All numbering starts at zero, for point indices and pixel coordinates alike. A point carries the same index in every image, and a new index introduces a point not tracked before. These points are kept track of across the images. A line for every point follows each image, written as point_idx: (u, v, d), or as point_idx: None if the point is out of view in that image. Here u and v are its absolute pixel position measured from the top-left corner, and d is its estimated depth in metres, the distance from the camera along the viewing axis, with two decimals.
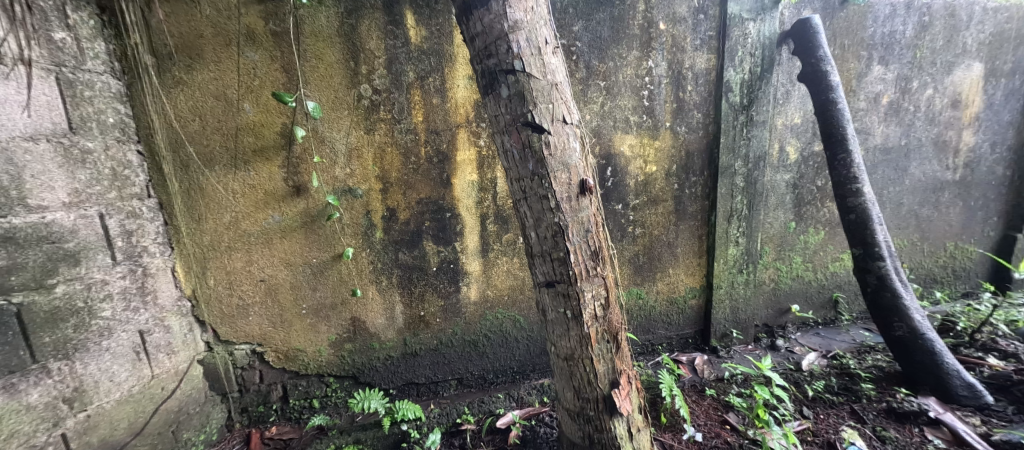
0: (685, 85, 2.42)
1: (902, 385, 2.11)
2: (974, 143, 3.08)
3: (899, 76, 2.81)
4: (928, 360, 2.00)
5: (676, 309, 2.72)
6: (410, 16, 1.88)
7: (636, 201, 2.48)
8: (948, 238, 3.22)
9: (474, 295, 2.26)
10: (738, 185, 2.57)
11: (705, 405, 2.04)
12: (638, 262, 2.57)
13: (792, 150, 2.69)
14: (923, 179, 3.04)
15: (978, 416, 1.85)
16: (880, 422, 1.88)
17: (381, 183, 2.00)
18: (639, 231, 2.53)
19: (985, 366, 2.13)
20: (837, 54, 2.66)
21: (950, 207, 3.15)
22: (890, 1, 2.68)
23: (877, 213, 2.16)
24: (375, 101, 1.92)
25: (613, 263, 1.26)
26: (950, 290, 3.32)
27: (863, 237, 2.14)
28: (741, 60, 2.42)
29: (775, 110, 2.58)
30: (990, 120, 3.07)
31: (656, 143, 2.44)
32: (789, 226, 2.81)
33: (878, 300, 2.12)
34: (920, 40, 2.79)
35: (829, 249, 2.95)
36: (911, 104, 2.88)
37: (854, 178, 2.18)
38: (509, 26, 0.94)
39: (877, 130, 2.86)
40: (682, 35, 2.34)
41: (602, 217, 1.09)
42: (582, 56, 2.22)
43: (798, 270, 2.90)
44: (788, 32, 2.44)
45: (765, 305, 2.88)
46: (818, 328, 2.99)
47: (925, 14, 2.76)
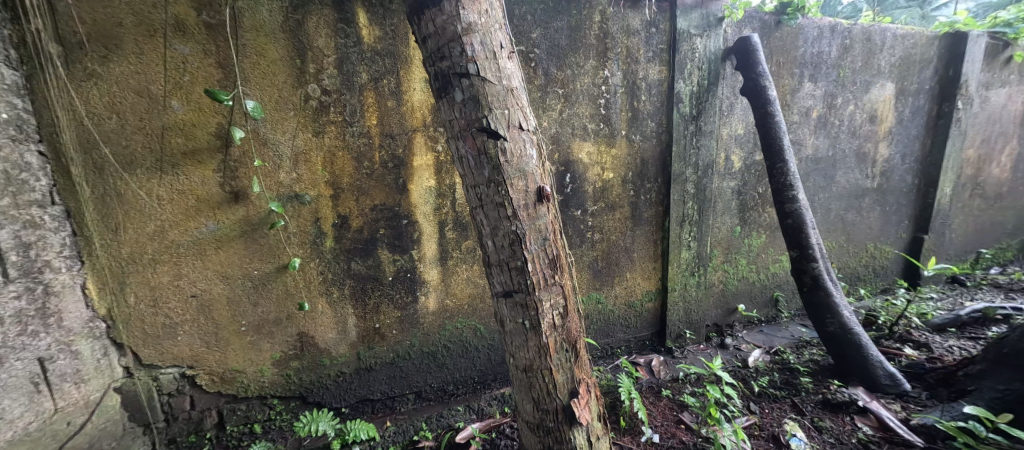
0: (640, 95, 2.50)
1: (835, 377, 2.27)
2: (889, 154, 3.44)
3: (826, 92, 3.08)
4: (855, 353, 2.18)
5: (634, 312, 2.79)
6: (362, 15, 1.81)
7: (594, 207, 2.52)
8: (870, 240, 3.56)
9: (433, 304, 2.18)
10: (689, 192, 2.70)
11: (661, 406, 2.09)
12: (597, 267, 2.62)
13: (736, 159, 2.86)
14: (848, 187, 3.34)
15: (898, 403, 2.02)
16: (817, 413, 2.01)
17: (332, 189, 1.89)
18: (598, 237, 2.57)
19: (903, 356, 2.36)
20: (774, 70, 2.87)
21: (870, 212, 3.49)
22: (817, 24, 2.93)
23: (810, 217, 2.34)
24: (324, 102, 1.81)
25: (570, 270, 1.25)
26: (871, 287, 3.66)
27: (798, 241, 2.31)
28: (689, 72, 2.55)
29: (721, 121, 2.73)
30: (901, 134, 3.44)
31: (613, 151, 2.50)
32: (734, 230, 2.98)
33: (813, 299, 2.29)
34: (843, 61, 3.08)
35: (770, 252, 3.16)
36: (837, 118, 3.16)
37: (790, 185, 2.35)
38: (462, 28, 0.91)
39: (809, 142, 3.11)
40: (636, 47, 2.43)
41: (560, 225, 1.08)
42: (540, 63, 2.23)
43: (744, 271, 3.09)
44: (731, 48, 2.60)
45: (715, 306, 3.03)
46: (762, 325, 3.19)
47: (846, 37, 3.05)
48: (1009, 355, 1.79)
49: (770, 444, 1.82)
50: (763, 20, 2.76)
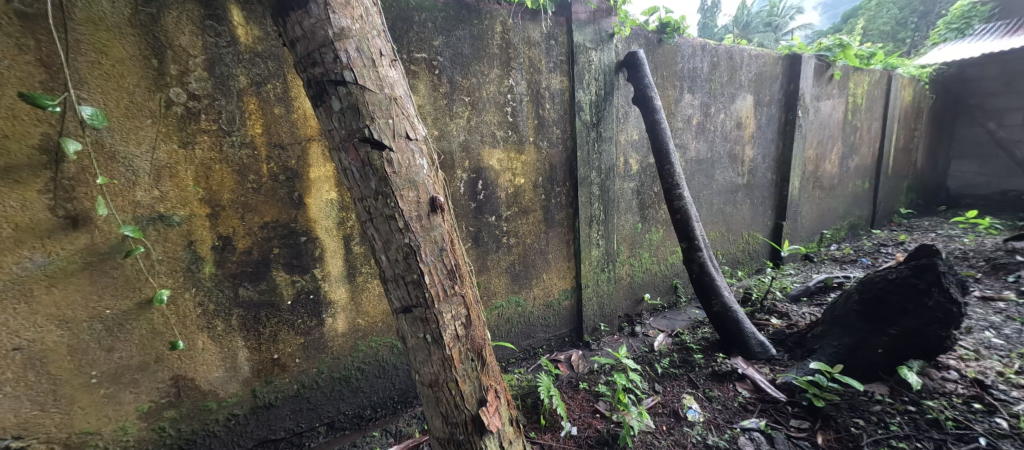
0: (544, 103, 2.62)
1: (720, 351, 2.60)
2: (753, 155, 4.06)
3: (702, 102, 3.53)
4: (735, 328, 2.51)
5: (553, 311, 2.89)
6: (236, 12, 1.63)
7: (508, 213, 2.57)
8: (744, 228, 4.16)
9: (342, 325, 2.03)
10: (595, 194, 2.89)
11: (579, 399, 2.20)
12: (514, 271, 2.66)
13: (633, 162, 3.13)
14: (725, 184, 3.87)
15: (767, 366, 2.37)
16: (708, 385, 2.27)
17: (208, 207, 1.65)
18: (513, 241, 2.62)
19: (770, 325, 2.79)
20: (660, 83, 3.21)
21: (743, 204, 4.08)
22: (691, 44, 3.36)
23: (694, 212, 2.66)
24: (193, 108, 1.59)
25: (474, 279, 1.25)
26: (748, 268, 4.27)
27: (686, 233, 2.61)
28: (588, 83, 2.74)
29: (619, 128, 2.98)
30: (760, 138, 4.09)
31: (522, 157, 2.58)
32: (636, 227, 3.26)
33: (701, 283, 2.60)
34: (713, 76, 3.57)
35: (667, 244, 3.52)
36: (712, 125, 3.65)
37: (676, 184, 2.65)
38: (334, 33, 0.87)
39: (692, 145, 3.54)
40: (538, 58, 2.54)
41: (457, 234, 1.07)
42: (444, 70, 2.21)
43: (647, 264, 3.39)
44: (622, 62, 2.85)
45: (625, 298, 3.28)
46: (665, 311, 3.53)
47: (714, 55, 3.54)
48: (839, 316, 2.19)
49: (672, 419, 2.01)
50: (647, 38, 3.08)
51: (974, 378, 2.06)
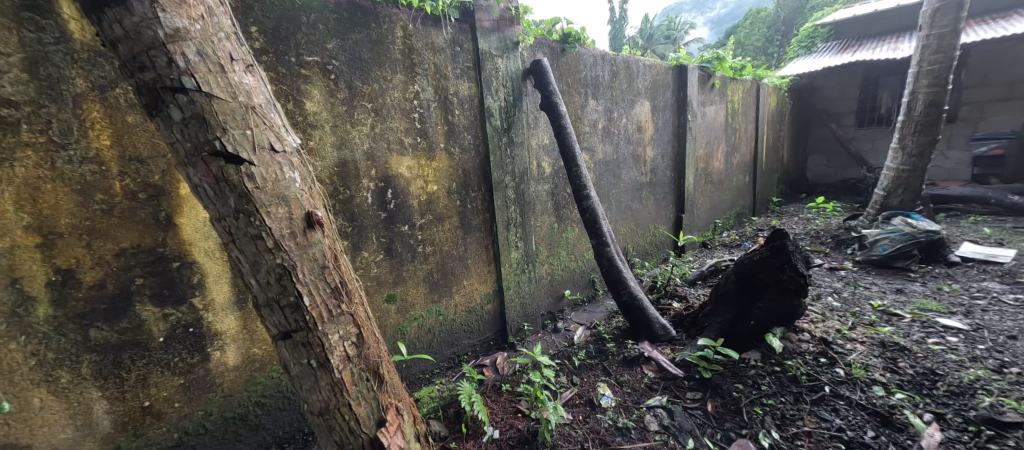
0: (453, 110, 2.59)
1: (629, 337, 2.81)
2: (653, 156, 4.47)
3: (606, 108, 3.80)
4: (641, 315, 2.74)
5: (475, 317, 2.89)
6: (65, 2, 1.36)
7: (422, 221, 2.50)
8: (650, 222, 4.56)
9: (233, 357, 1.81)
10: (510, 197, 2.94)
11: (502, 401, 2.23)
12: (432, 279, 2.61)
13: (546, 165, 3.26)
14: (631, 182, 4.20)
15: (668, 347, 2.62)
16: (619, 371, 2.45)
17: (38, 235, 1.37)
18: (429, 249, 2.56)
19: (671, 309, 3.09)
20: (566, 90, 3.38)
21: (648, 201, 4.47)
22: (592, 53, 3.60)
23: (600, 210, 2.86)
24: (8, 117, 1.29)
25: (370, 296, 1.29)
26: (655, 258, 4.69)
27: (595, 231, 2.80)
28: (496, 89, 2.78)
29: (529, 133, 3.09)
30: (658, 140, 4.52)
31: (433, 164, 2.52)
32: (553, 227, 3.40)
33: (610, 276, 2.80)
34: (614, 84, 3.86)
35: (583, 242, 3.72)
36: (615, 129, 3.94)
37: (583, 186, 2.83)
38: (167, 34, 0.83)
39: (599, 148, 3.78)
40: (443, 64, 2.51)
41: (340, 250, 1.11)
42: (341, 75, 2.07)
43: (565, 261, 3.55)
44: (528, 69, 2.96)
45: (546, 296, 3.39)
46: (584, 305, 3.73)
47: (613, 65, 3.83)
48: (720, 295, 2.51)
49: (588, 408, 2.13)
50: (551, 47, 3.23)
51: (820, 337, 2.51)
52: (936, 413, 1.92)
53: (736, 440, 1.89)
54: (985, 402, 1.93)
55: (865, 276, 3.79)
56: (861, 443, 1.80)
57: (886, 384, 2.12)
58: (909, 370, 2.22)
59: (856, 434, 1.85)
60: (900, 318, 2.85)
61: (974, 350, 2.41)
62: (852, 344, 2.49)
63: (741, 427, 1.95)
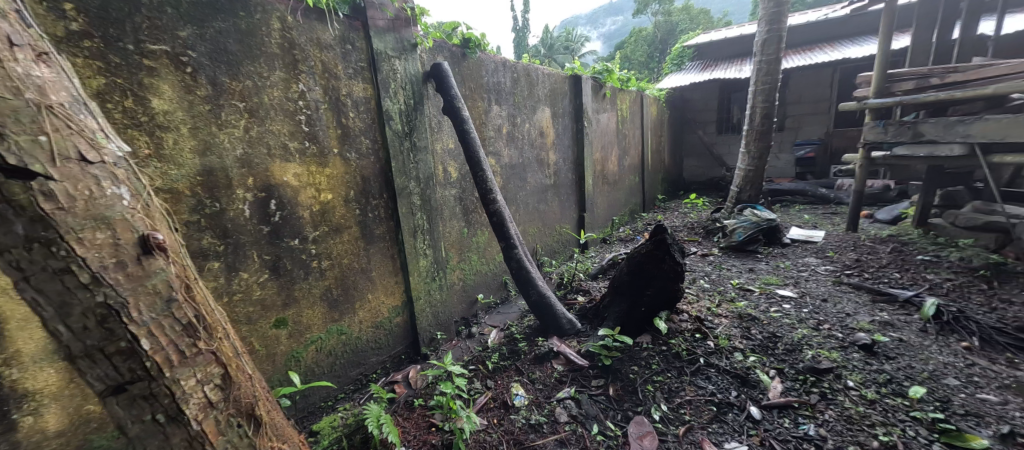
0: (347, 112, 2.38)
1: (540, 335, 2.92)
2: (555, 159, 4.72)
3: (509, 113, 3.90)
4: (550, 312, 2.86)
5: (384, 332, 2.71)
6: None
7: (315, 233, 2.24)
8: (556, 222, 4.80)
9: (56, 421, 1.43)
10: (416, 204, 2.80)
11: (414, 417, 2.13)
12: (331, 297, 2.37)
13: (452, 170, 3.22)
14: (536, 185, 4.38)
15: (575, 339, 2.79)
16: (531, 368, 2.53)
17: None
18: (326, 264, 2.32)
19: (576, 303, 3.30)
20: (468, 94, 3.38)
21: (553, 202, 4.71)
22: (493, 60, 3.66)
23: (508, 213, 2.92)
24: None
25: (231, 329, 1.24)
26: (563, 256, 4.96)
27: (503, 234, 2.85)
28: (394, 91, 2.63)
29: (433, 137, 3.01)
30: (559, 144, 4.79)
31: (326, 171, 2.28)
32: (462, 232, 3.37)
33: (519, 277, 2.88)
34: (515, 90, 3.99)
35: (493, 245, 3.75)
36: (519, 134, 4.07)
37: (489, 190, 2.87)
38: None
39: (504, 153, 3.86)
40: (333, 62, 2.29)
41: (188, 279, 1.04)
42: (201, 69, 1.76)
43: (476, 265, 3.55)
44: (429, 72, 2.89)
45: (459, 302, 3.35)
46: (498, 307, 3.77)
47: (514, 72, 3.95)
48: (616, 286, 2.76)
49: (502, 410, 2.16)
50: (451, 51, 3.21)
51: (695, 315, 2.90)
52: (778, 369, 2.37)
53: (633, 417, 2.08)
54: (809, 355, 2.45)
55: (727, 260, 4.51)
56: (728, 403, 2.14)
57: (744, 349, 2.55)
58: (759, 335, 2.69)
59: (724, 396, 2.19)
60: (752, 293, 3.45)
61: (801, 313, 3.03)
62: (719, 318, 2.93)
63: (637, 405, 2.16)
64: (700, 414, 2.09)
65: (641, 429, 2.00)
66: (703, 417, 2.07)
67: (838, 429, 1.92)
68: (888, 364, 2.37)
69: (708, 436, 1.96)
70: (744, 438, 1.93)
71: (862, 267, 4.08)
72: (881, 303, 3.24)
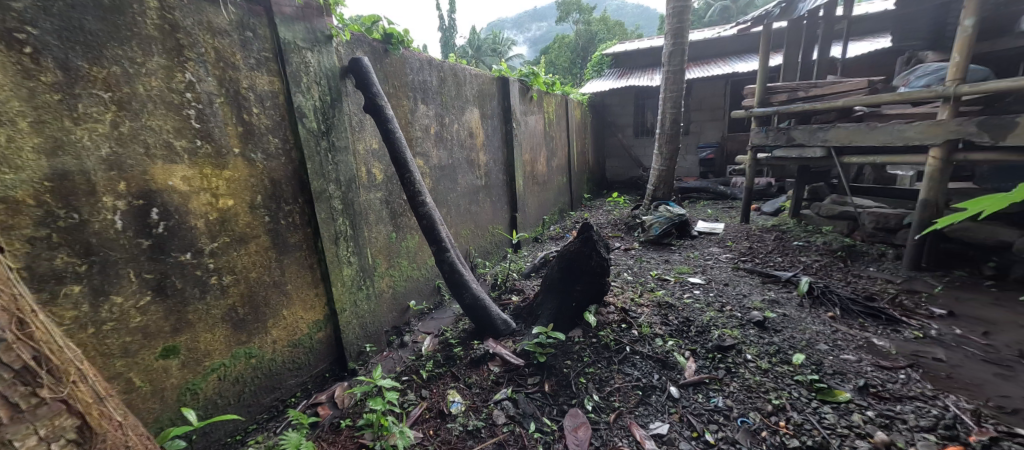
0: (250, 107, 2.11)
1: (475, 338, 2.89)
2: (486, 160, 4.71)
3: (436, 113, 3.79)
4: (485, 314, 2.84)
5: (303, 350, 2.46)
6: None
7: (213, 245, 1.95)
8: (488, 223, 4.79)
9: None
10: (337, 208, 2.56)
11: (341, 440, 1.97)
12: (237, 317, 2.08)
13: (376, 172, 3.04)
14: (467, 186, 4.33)
15: (511, 339, 2.80)
16: (467, 373, 2.49)
17: None
18: (229, 280, 2.02)
19: (511, 303, 3.33)
20: (392, 92, 3.22)
21: (485, 203, 4.69)
22: (417, 57, 3.54)
23: (438, 215, 2.84)
24: None
25: (87, 372, 1.09)
26: (497, 256, 4.97)
27: (433, 237, 2.76)
28: (307, 86, 2.40)
29: (354, 137, 2.81)
30: (489, 145, 4.79)
31: (225, 174, 1.99)
32: (390, 237, 3.20)
33: (452, 281, 2.82)
34: (442, 90, 3.90)
35: (424, 249, 3.63)
36: (448, 135, 3.98)
37: (418, 192, 2.76)
38: None
39: (433, 154, 3.75)
40: (230, 50, 2.01)
41: (23, 312, 0.90)
42: (46, 50, 1.43)
43: (407, 271, 3.40)
44: (346, 67, 2.68)
45: (389, 310, 3.17)
46: (431, 313, 3.64)
47: (440, 71, 3.86)
48: (548, 284, 2.83)
49: (438, 420, 2.09)
50: (371, 46, 3.02)
51: (621, 306, 3.09)
52: (692, 350, 2.62)
53: (568, 411, 2.14)
54: (717, 335, 2.73)
55: (647, 253, 4.88)
56: (651, 386, 2.31)
57: (663, 335, 2.76)
58: (675, 320, 2.95)
59: (648, 380, 2.35)
60: (669, 282, 3.77)
61: (709, 298, 3.38)
62: (641, 308, 3.15)
63: (571, 398, 2.22)
64: (628, 399, 2.22)
65: (576, 420, 2.06)
66: (630, 402, 2.20)
67: (741, 398, 2.17)
68: (777, 336, 2.75)
69: (636, 419, 2.09)
70: (666, 417, 2.10)
71: (755, 254, 4.68)
72: (770, 284, 3.74)
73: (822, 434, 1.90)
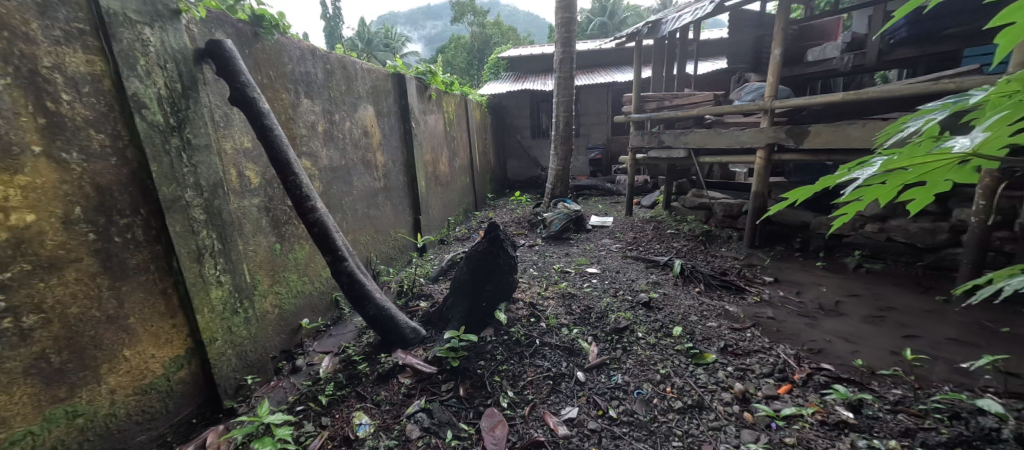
0: (59, 93, 1.62)
1: (382, 351, 2.70)
2: (384, 160, 4.44)
3: (323, 109, 3.43)
4: (392, 325, 2.66)
5: (158, 396, 1.99)
6: None
7: (3, 276, 1.45)
8: (390, 227, 4.52)
9: None
10: (198, 219, 2.12)
11: None
12: (51, 367, 1.59)
13: (250, 175, 2.62)
14: (364, 188, 4.01)
15: (421, 348, 2.69)
16: (375, 390, 2.32)
17: None
18: (34, 320, 1.53)
19: (419, 310, 3.19)
20: (267, 83, 2.81)
21: (385, 206, 4.41)
22: (297, 45, 3.15)
23: (332, 221, 2.57)
24: None
25: None
26: (401, 262, 4.71)
27: (328, 246, 2.49)
28: (147, 70, 1.92)
29: (217, 134, 2.38)
30: (387, 145, 4.52)
31: (19, 179, 1.49)
32: (273, 249, 2.79)
33: (353, 292, 2.58)
34: (329, 84, 3.54)
35: (316, 260, 3.25)
36: (339, 133, 3.64)
37: (306, 196, 2.46)
38: None
39: (322, 153, 3.38)
40: (19, 15, 1.51)
41: None
42: None
43: (296, 287, 3.01)
44: (203, 51, 2.24)
45: (276, 333, 2.76)
46: (329, 330, 3.29)
47: (326, 63, 3.50)
48: (457, 286, 2.79)
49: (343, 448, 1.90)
50: (237, 28, 2.59)
51: (528, 301, 3.19)
52: (594, 334, 2.82)
53: (484, 411, 2.13)
54: (614, 318, 3.00)
55: (548, 248, 5.14)
56: (561, 374, 2.42)
57: (568, 324, 2.93)
58: (578, 309, 3.15)
59: (557, 368, 2.47)
60: (570, 274, 4.03)
61: (604, 285, 3.70)
62: (547, 301, 3.30)
63: (487, 399, 2.21)
64: (540, 390, 2.30)
65: (492, 419, 2.06)
66: (543, 392, 2.28)
67: (636, 373, 2.41)
68: (660, 313, 3.13)
69: (548, 408, 2.17)
70: (575, 401, 2.22)
71: (639, 243, 5.28)
72: (653, 268, 4.26)
73: (698, 393, 2.22)
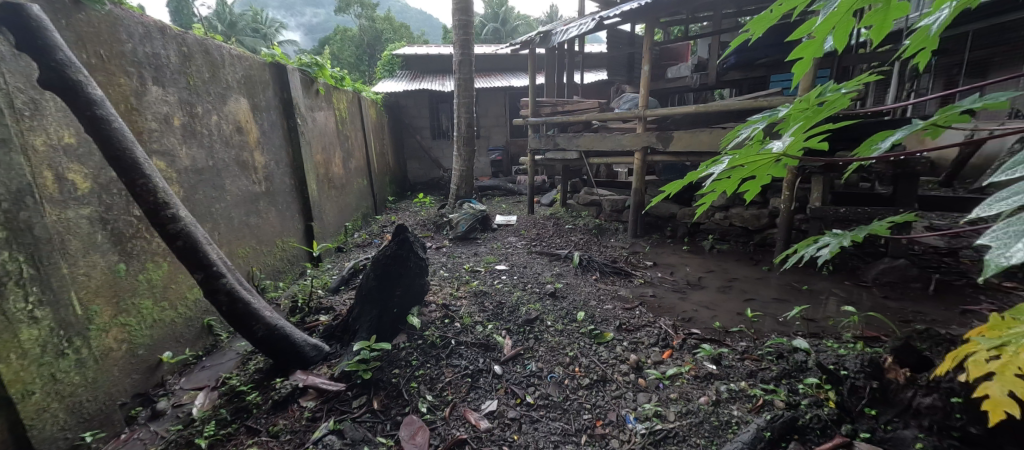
0: None
1: (277, 375, 2.41)
2: (264, 161, 3.91)
3: (180, 99, 2.89)
4: (288, 345, 2.39)
5: None
6: None
7: None
8: (276, 236, 4.00)
9: None
10: None
11: None
12: None
13: (76, 178, 2.08)
14: (240, 193, 3.49)
15: (325, 366, 2.47)
16: (271, 421, 2.06)
17: None
18: None
19: (319, 325, 2.91)
20: (95, 64, 2.25)
21: (268, 213, 3.89)
22: (140, 21, 2.59)
23: (203, 232, 2.19)
24: None
25: None
26: (292, 274, 4.21)
27: (197, 261, 2.12)
28: None
29: (20, 125, 1.83)
30: (266, 143, 3.99)
31: None
32: (116, 270, 2.25)
33: (234, 312, 2.24)
34: (187, 70, 2.99)
35: (180, 280, 2.72)
36: (202, 128, 3.10)
37: (164, 203, 2.04)
38: None
39: (181, 152, 2.83)
40: None
41: None
42: None
43: (153, 315, 2.47)
44: None
45: (127, 374, 2.25)
46: (202, 361, 2.78)
47: (181, 45, 2.95)
48: (364, 295, 2.64)
49: None
50: None
51: (441, 303, 3.16)
52: (507, 328, 2.93)
53: (402, 420, 2.06)
54: (524, 310, 3.15)
55: (457, 249, 5.13)
56: (478, 370, 2.46)
57: (482, 321, 2.99)
58: (490, 306, 3.23)
59: (475, 366, 2.50)
60: (480, 272, 4.09)
61: (513, 281, 3.85)
62: (460, 300, 3.31)
63: (404, 407, 2.14)
64: (459, 389, 2.30)
65: (411, 427, 2.00)
66: (461, 391, 2.29)
67: (547, 358, 2.58)
68: (564, 302, 3.39)
69: (468, 406, 2.19)
70: (493, 394, 2.28)
71: (542, 239, 5.61)
72: (555, 261, 4.57)
73: (601, 368, 2.47)
